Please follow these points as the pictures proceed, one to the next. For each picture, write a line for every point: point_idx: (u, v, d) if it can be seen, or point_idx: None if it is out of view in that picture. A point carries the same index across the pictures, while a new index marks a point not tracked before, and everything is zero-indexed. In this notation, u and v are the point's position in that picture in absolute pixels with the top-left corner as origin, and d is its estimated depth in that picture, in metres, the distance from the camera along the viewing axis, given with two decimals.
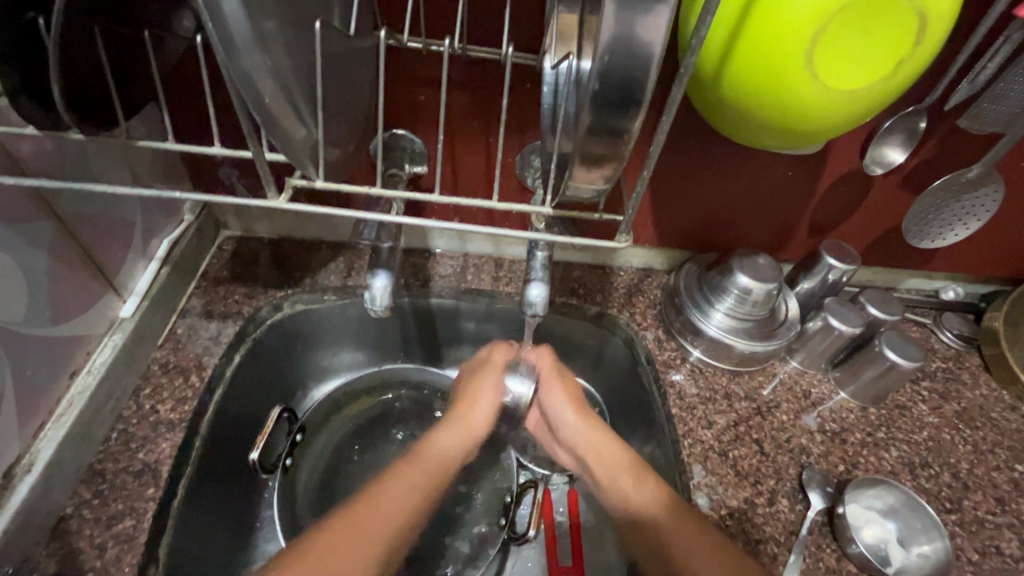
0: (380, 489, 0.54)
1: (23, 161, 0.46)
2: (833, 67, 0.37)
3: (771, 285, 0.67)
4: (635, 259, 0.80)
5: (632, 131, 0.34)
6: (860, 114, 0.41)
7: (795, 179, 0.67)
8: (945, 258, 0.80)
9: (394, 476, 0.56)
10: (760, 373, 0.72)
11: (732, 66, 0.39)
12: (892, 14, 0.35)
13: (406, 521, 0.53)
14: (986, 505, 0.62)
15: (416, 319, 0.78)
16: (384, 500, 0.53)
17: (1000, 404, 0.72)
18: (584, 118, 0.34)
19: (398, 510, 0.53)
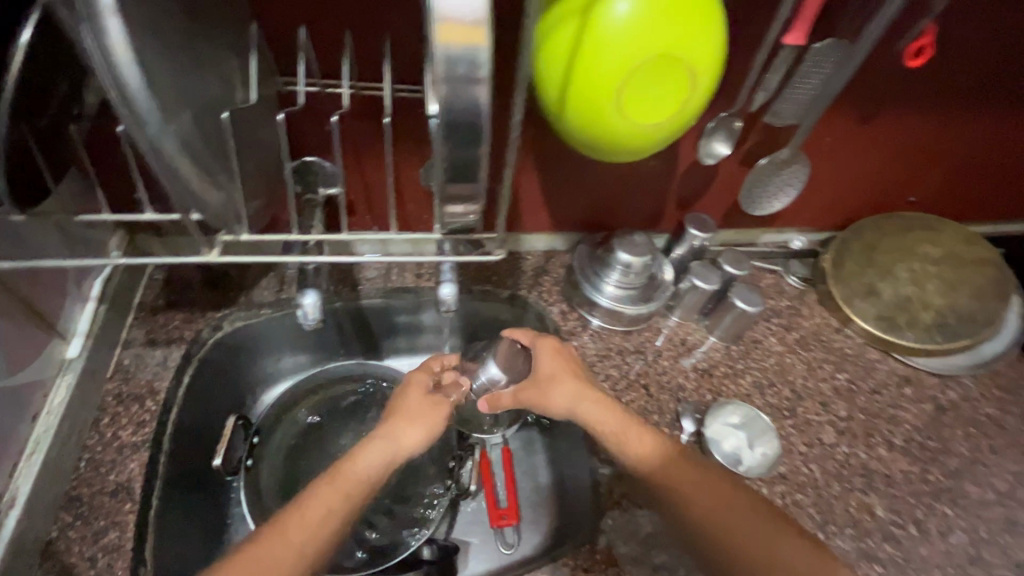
0: (303, 507, 0.60)
1: None
2: (636, 105, 0.48)
3: (645, 257, 0.81)
4: (538, 244, 0.93)
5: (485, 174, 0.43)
6: (668, 136, 0.52)
7: (658, 167, 0.81)
8: (789, 217, 0.98)
9: (313, 498, 0.61)
10: (646, 329, 0.87)
11: (568, 109, 0.50)
12: (672, 66, 0.47)
13: (327, 526, 0.60)
14: (814, 409, 0.81)
15: (352, 320, 0.87)
16: (297, 525, 0.59)
17: (830, 328, 0.92)
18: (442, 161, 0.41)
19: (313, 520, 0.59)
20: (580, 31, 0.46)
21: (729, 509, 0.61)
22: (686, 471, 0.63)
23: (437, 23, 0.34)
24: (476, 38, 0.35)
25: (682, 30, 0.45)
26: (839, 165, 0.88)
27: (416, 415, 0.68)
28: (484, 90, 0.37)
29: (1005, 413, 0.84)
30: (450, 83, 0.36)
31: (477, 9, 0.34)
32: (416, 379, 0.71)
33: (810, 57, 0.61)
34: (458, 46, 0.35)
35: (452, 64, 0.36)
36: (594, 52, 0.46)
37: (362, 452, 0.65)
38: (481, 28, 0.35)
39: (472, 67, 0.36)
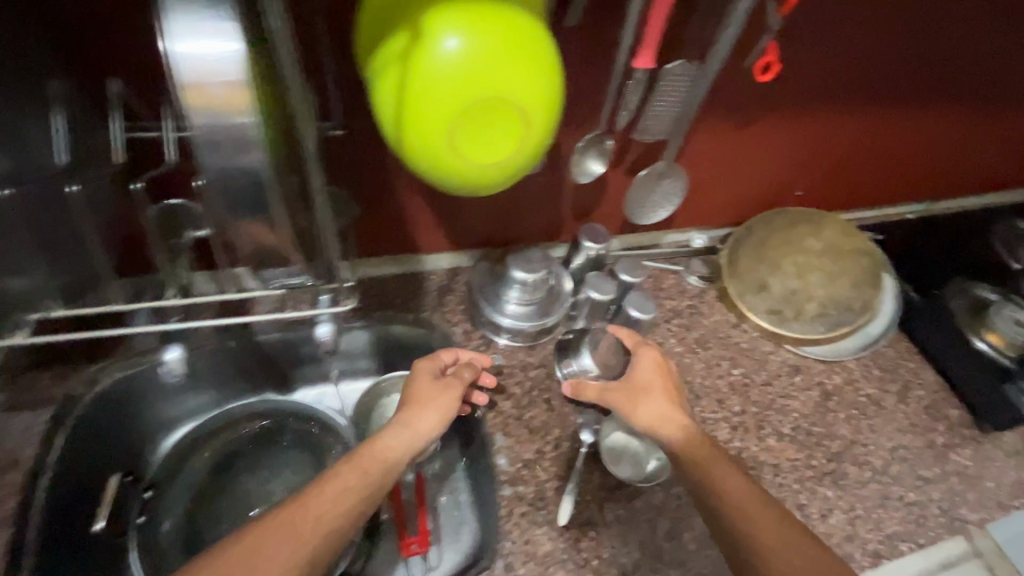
0: (317, 492, 0.58)
1: None
2: (471, 148, 0.48)
3: (540, 272, 0.82)
4: (441, 262, 0.91)
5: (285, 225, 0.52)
6: (515, 172, 0.52)
7: (547, 182, 0.81)
8: (688, 217, 1.00)
9: (336, 477, 0.60)
10: (550, 341, 0.88)
11: (405, 149, 0.48)
12: (501, 105, 0.46)
13: (337, 523, 0.57)
14: (709, 406, 0.85)
15: (250, 356, 0.84)
16: (317, 500, 0.57)
17: (728, 324, 0.95)
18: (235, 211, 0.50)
19: (325, 506, 0.57)
20: (403, 73, 0.45)
21: (752, 499, 0.59)
22: (720, 463, 0.63)
23: (186, 89, 0.42)
24: (228, 103, 0.43)
25: (507, 75, 0.45)
26: (726, 168, 0.90)
27: (429, 398, 0.70)
28: (256, 154, 0.46)
29: (883, 393, 0.90)
30: (213, 140, 0.45)
31: (229, 72, 0.43)
32: (425, 365, 0.73)
33: (663, 77, 0.63)
34: (216, 109, 0.43)
35: (216, 126, 0.44)
36: (418, 94, 0.45)
37: (381, 440, 0.64)
38: (234, 93, 0.43)
39: (234, 135, 0.45)
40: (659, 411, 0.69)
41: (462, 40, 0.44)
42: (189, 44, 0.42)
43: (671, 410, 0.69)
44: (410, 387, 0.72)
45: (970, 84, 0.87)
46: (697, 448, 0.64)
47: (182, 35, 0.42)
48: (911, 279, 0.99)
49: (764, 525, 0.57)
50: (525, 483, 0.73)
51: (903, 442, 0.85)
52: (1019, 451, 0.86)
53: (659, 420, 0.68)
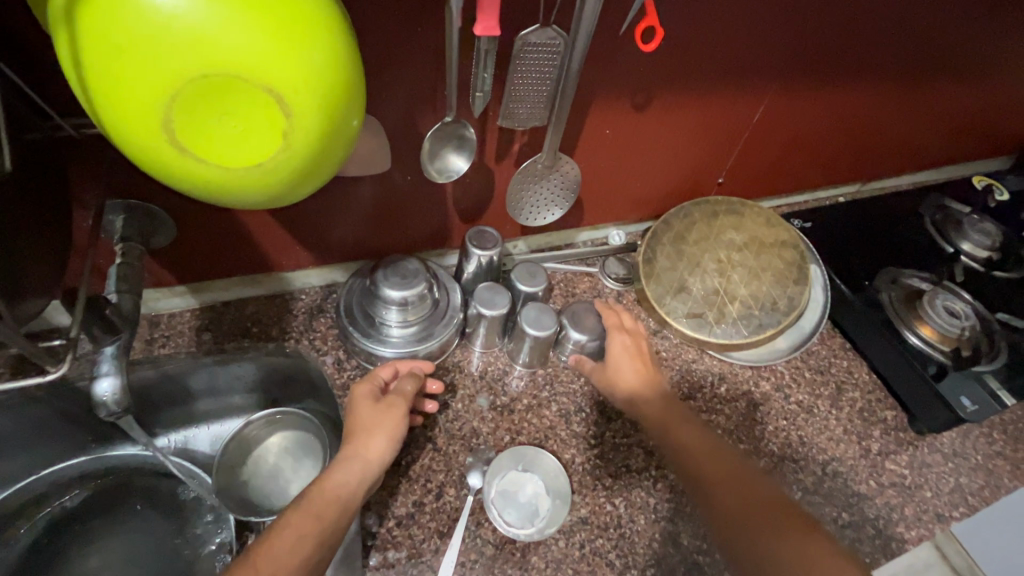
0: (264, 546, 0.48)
1: None
2: (213, 145, 0.35)
3: (417, 288, 0.69)
4: (311, 279, 0.78)
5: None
6: (294, 177, 0.38)
7: (416, 182, 0.68)
8: (598, 212, 0.89)
9: (286, 527, 0.50)
10: (440, 366, 0.76)
11: (121, 144, 0.35)
12: (239, 86, 0.33)
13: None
14: (623, 431, 0.74)
15: (72, 406, 0.69)
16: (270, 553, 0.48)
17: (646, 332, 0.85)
18: None
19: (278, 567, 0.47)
20: (82, 34, 0.31)
21: (717, 455, 0.60)
22: (687, 423, 0.64)
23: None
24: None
25: (239, 42, 0.32)
26: (629, 154, 0.79)
27: (373, 423, 0.60)
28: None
29: (815, 398, 0.82)
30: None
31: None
32: (363, 389, 0.62)
33: (520, 49, 0.51)
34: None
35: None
36: (108, 66, 0.31)
37: (332, 478, 0.54)
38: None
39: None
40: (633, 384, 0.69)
41: None
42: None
43: (644, 375, 0.70)
44: (350, 417, 0.61)
45: (892, 52, 0.78)
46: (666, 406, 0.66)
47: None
48: (844, 269, 0.91)
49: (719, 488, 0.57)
50: (397, 546, 0.61)
51: (836, 454, 0.77)
52: (958, 453, 0.79)
53: (632, 396, 0.70)
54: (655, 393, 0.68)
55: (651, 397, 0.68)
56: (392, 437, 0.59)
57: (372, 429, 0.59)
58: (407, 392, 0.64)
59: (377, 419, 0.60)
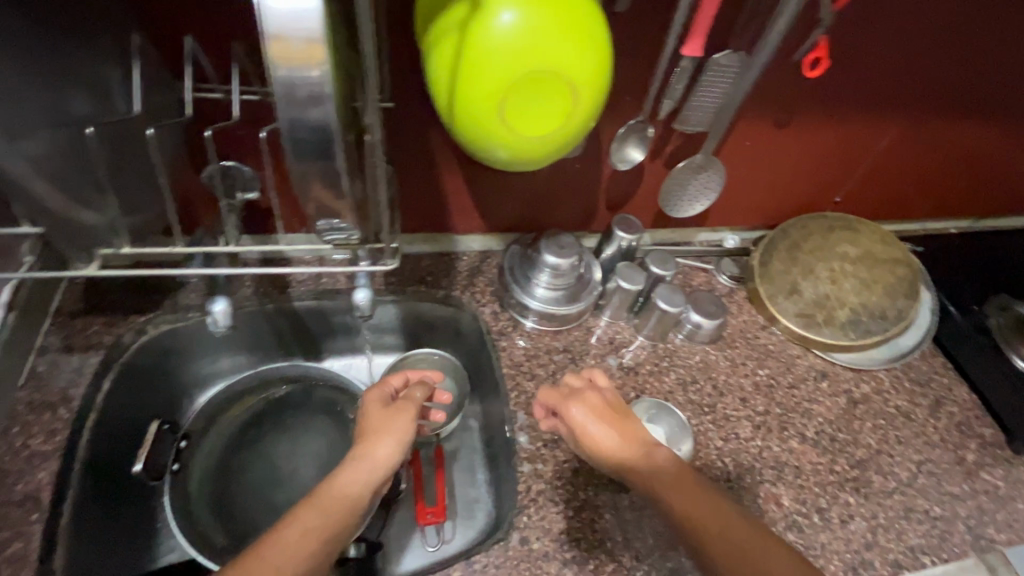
0: (274, 537, 0.56)
1: None
2: (520, 120, 0.49)
3: (572, 258, 0.83)
4: (474, 244, 0.93)
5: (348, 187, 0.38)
6: (559, 149, 0.53)
7: (583, 169, 0.82)
8: (720, 215, 1.00)
9: (295, 519, 0.58)
10: (576, 328, 0.89)
11: (456, 117, 0.50)
12: (553, 83, 0.48)
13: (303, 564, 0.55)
14: (733, 404, 0.84)
15: (285, 321, 0.87)
16: (278, 550, 0.55)
17: (755, 325, 0.95)
18: None
19: (291, 556, 0.55)
20: (458, 42, 0.47)
21: (723, 515, 0.55)
22: (692, 486, 0.58)
23: (270, 41, 0.31)
24: (315, 55, 0.32)
25: (557, 48, 0.46)
26: (762, 167, 0.89)
27: (383, 427, 0.71)
28: (331, 107, 0.34)
29: (913, 405, 0.88)
30: (294, 101, 0.33)
31: (313, 25, 0.31)
32: (375, 395, 0.75)
33: (710, 67, 0.63)
34: (300, 67, 0.32)
35: (294, 83, 0.32)
36: (471, 62, 0.47)
37: (339, 480, 0.64)
38: (319, 45, 0.31)
39: (314, 88, 0.33)
40: (606, 439, 0.65)
41: (518, 17, 0.45)
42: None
43: (624, 435, 0.65)
44: (363, 422, 0.73)
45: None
46: (664, 469, 0.61)
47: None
48: (951, 293, 0.97)
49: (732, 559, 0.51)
50: (544, 462, 0.74)
51: (931, 457, 0.83)
52: None
53: (621, 456, 0.64)
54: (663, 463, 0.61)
55: (635, 457, 0.63)
56: (397, 441, 0.70)
57: (379, 435, 0.70)
58: (416, 399, 0.76)
59: (385, 426, 0.71)
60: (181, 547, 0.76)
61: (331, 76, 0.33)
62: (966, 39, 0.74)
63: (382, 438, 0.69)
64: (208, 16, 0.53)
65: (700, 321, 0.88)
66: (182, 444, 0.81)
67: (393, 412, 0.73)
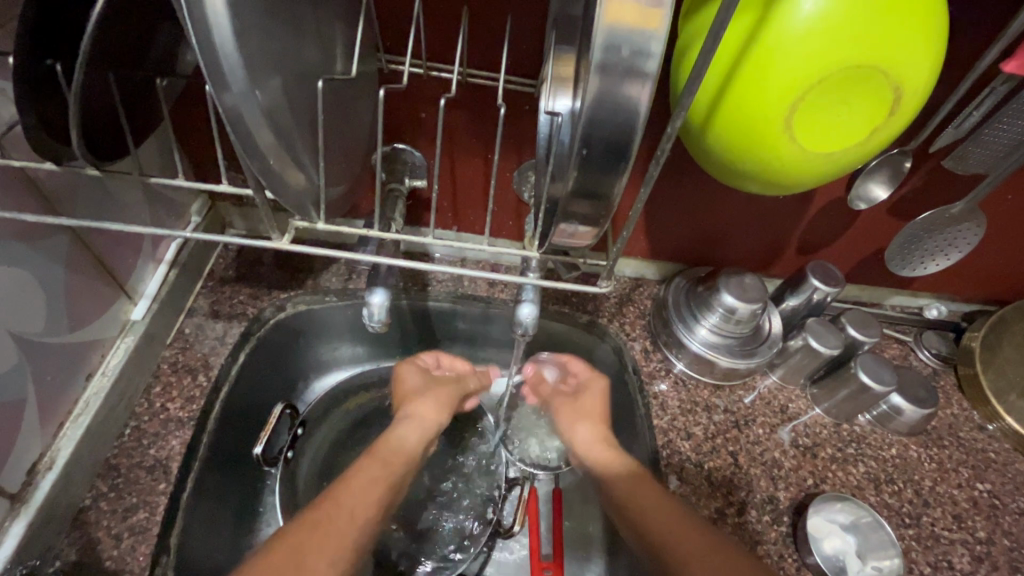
0: (347, 484, 0.54)
1: (47, 189, 0.49)
2: (810, 131, 0.39)
3: (755, 305, 0.69)
4: (627, 269, 0.82)
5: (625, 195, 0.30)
6: (836, 173, 0.42)
7: (785, 203, 0.69)
8: (931, 279, 0.81)
9: (361, 469, 0.57)
10: (740, 386, 0.75)
11: (721, 121, 0.40)
12: (873, 89, 0.37)
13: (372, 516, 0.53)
14: (944, 521, 0.66)
15: (415, 321, 0.81)
16: (352, 491, 0.54)
17: (969, 423, 0.75)
18: (574, 178, 0.34)
19: (365, 506, 0.53)
20: (752, 25, 0.37)
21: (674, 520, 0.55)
22: (649, 493, 0.58)
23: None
24: (652, 24, 0.28)
25: (889, 41, 0.35)
26: (1017, 230, 0.70)
27: (424, 391, 0.70)
28: (650, 88, 0.30)
29: None
30: (607, 75, 0.29)
31: None
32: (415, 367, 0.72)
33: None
34: (631, 33, 0.28)
35: (618, 47, 0.28)
36: (766, 53, 0.37)
37: (393, 435, 0.63)
38: (659, 10, 0.28)
39: (637, 59, 0.29)
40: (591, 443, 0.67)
41: None
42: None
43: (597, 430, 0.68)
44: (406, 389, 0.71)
45: None
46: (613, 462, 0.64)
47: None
48: None
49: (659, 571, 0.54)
50: None
51: None
52: None
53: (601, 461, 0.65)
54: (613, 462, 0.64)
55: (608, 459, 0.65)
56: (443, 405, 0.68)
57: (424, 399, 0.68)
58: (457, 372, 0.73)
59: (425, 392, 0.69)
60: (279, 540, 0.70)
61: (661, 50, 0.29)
62: None
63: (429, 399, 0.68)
64: None
65: (902, 406, 0.70)
66: (298, 432, 0.73)
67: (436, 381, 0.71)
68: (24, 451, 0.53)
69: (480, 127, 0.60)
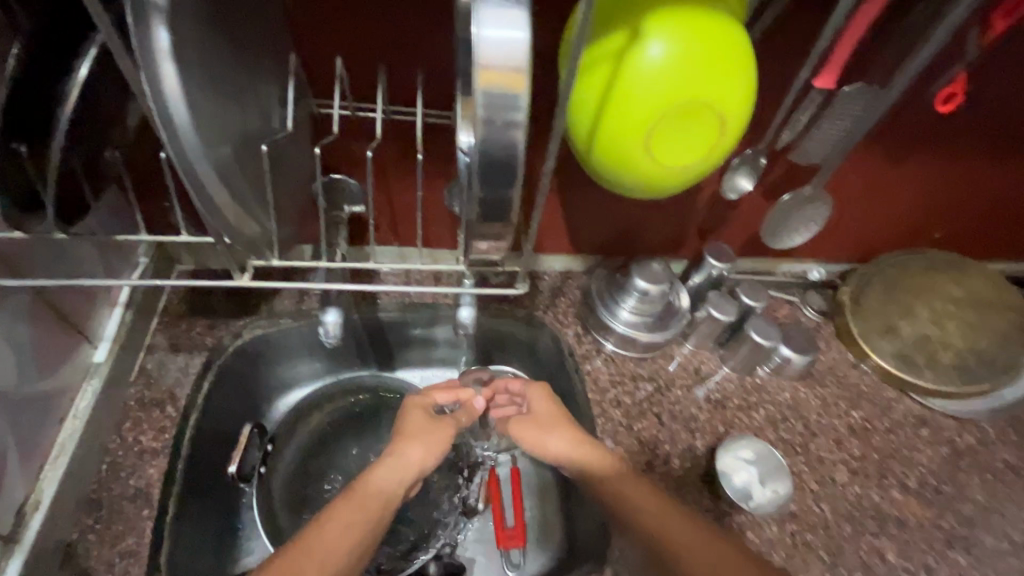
0: (319, 534, 0.58)
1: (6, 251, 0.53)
2: (664, 152, 0.49)
3: (663, 285, 0.81)
4: (556, 265, 0.93)
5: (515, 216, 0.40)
6: (692, 181, 0.53)
7: (679, 196, 0.81)
8: (809, 247, 0.96)
9: (335, 511, 0.61)
10: (661, 356, 0.87)
11: (596, 147, 0.50)
12: (706, 115, 0.48)
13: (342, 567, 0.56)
14: (827, 446, 0.80)
15: (369, 332, 0.87)
16: (321, 543, 0.57)
17: (846, 363, 0.90)
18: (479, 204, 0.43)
19: (333, 556, 0.56)
20: (612, 72, 0.47)
21: (666, 517, 0.62)
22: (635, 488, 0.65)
23: (480, 69, 0.33)
24: (518, 85, 0.33)
25: (710, 82, 0.46)
26: (864, 201, 0.85)
27: (421, 433, 0.71)
28: (523, 134, 0.35)
29: (1021, 461, 0.82)
30: (488, 127, 0.35)
31: (520, 54, 0.33)
32: (418, 401, 0.75)
33: (838, 101, 0.62)
34: (503, 93, 0.34)
35: (493, 105, 0.34)
36: (621, 94, 0.47)
37: (373, 478, 0.65)
38: (522, 74, 0.33)
39: (510, 114, 0.34)
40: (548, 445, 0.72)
41: (675, 48, 0.45)
42: (498, 27, 0.32)
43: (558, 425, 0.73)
44: (403, 424, 0.73)
45: None
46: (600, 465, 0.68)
47: (490, 17, 0.32)
48: None
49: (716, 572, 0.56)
50: None
51: None
52: None
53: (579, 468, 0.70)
54: (592, 457, 0.69)
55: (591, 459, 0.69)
56: (433, 449, 0.70)
57: (414, 438, 0.71)
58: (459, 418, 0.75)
59: (416, 431, 0.71)
60: (262, 550, 0.75)
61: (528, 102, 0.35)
62: None
63: (417, 440, 0.70)
64: (356, 38, 0.55)
65: (791, 356, 0.84)
66: (268, 448, 0.80)
67: (429, 420, 0.73)
68: (9, 496, 0.57)
69: (408, 155, 0.68)
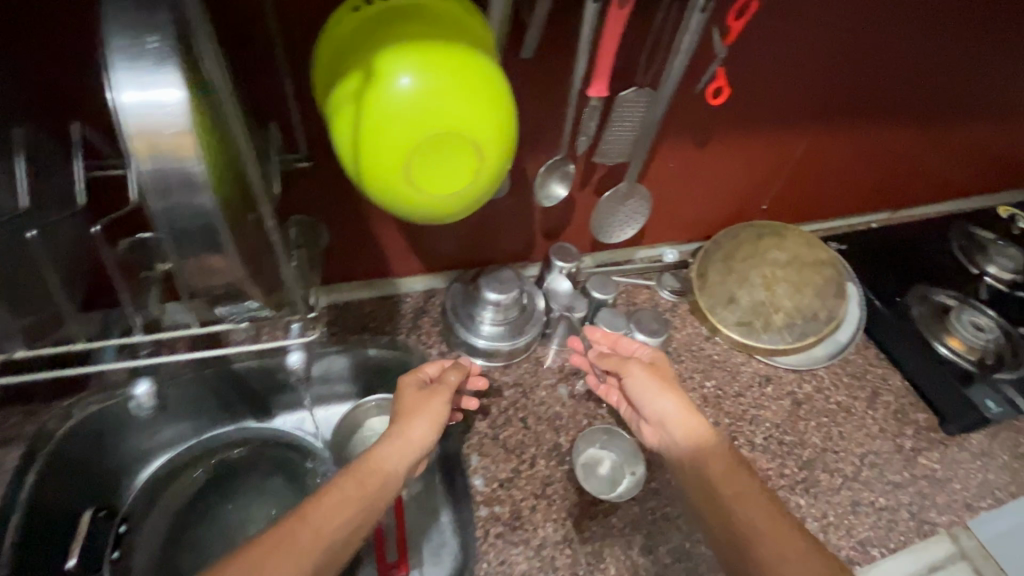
0: (316, 507, 0.55)
1: None
2: (427, 182, 0.50)
3: (512, 292, 0.83)
4: (417, 285, 0.92)
5: (230, 264, 0.41)
6: (471, 203, 0.54)
7: (514, 205, 0.83)
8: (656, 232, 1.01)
9: (333, 490, 0.57)
10: (526, 360, 0.89)
11: (364, 183, 0.50)
12: (457, 143, 0.48)
13: (338, 539, 0.54)
14: None
15: (230, 384, 0.81)
16: (318, 516, 0.55)
17: (700, 337, 0.97)
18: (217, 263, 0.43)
19: (333, 529, 0.54)
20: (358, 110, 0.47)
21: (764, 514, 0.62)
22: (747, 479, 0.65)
23: (135, 138, 0.34)
24: (179, 148, 0.35)
25: (452, 112, 0.47)
26: (688, 185, 0.92)
27: (418, 408, 0.67)
28: (208, 196, 0.37)
29: (852, 400, 0.92)
30: (163, 189, 0.36)
31: (178, 119, 0.35)
32: (410, 377, 0.70)
33: (620, 104, 0.67)
34: (169, 158, 0.35)
35: (162, 169, 0.35)
36: (368, 131, 0.47)
37: (377, 455, 0.61)
38: (185, 139, 0.35)
39: (183, 175, 0.36)
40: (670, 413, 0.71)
41: (410, 82, 0.45)
42: (145, 94, 0.34)
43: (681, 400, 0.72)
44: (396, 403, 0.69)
45: (921, 95, 0.91)
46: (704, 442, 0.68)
47: (136, 85, 0.34)
48: (877, 286, 1.02)
49: (797, 548, 0.59)
50: (501, 503, 0.74)
51: (872, 448, 0.87)
52: (986, 453, 0.89)
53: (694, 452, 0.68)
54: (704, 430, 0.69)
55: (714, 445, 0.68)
56: (436, 424, 0.67)
57: (418, 411, 0.67)
58: (451, 382, 0.71)
59: (421, 407, 0.67)
60: None
61: (204, 163, 0.36)
62: (849, 66, 0.81)
63: (418, 415, 0.66)
64: None
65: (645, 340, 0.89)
66: (122, 529, 0.75)
67: (434, 397, 0.68)
68: None
69: None
